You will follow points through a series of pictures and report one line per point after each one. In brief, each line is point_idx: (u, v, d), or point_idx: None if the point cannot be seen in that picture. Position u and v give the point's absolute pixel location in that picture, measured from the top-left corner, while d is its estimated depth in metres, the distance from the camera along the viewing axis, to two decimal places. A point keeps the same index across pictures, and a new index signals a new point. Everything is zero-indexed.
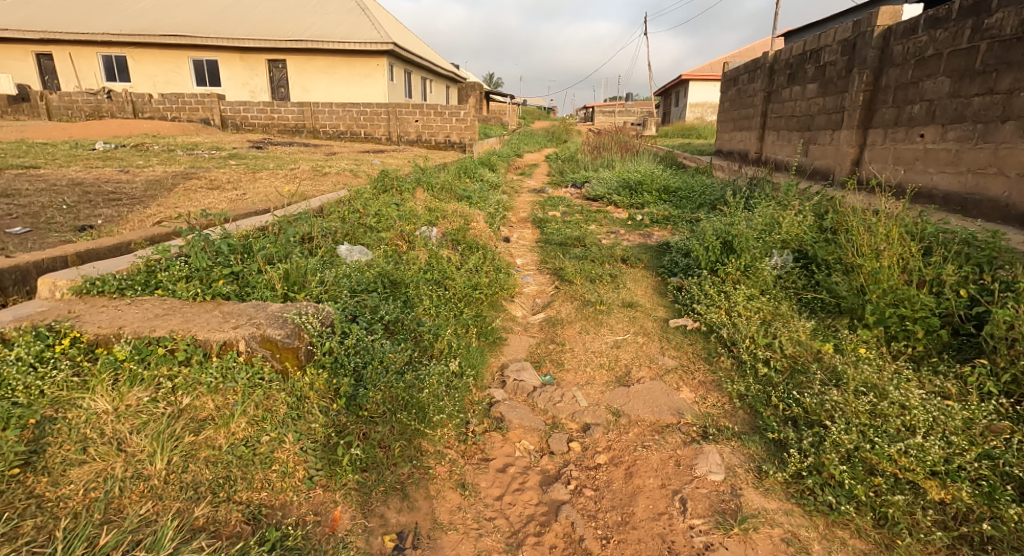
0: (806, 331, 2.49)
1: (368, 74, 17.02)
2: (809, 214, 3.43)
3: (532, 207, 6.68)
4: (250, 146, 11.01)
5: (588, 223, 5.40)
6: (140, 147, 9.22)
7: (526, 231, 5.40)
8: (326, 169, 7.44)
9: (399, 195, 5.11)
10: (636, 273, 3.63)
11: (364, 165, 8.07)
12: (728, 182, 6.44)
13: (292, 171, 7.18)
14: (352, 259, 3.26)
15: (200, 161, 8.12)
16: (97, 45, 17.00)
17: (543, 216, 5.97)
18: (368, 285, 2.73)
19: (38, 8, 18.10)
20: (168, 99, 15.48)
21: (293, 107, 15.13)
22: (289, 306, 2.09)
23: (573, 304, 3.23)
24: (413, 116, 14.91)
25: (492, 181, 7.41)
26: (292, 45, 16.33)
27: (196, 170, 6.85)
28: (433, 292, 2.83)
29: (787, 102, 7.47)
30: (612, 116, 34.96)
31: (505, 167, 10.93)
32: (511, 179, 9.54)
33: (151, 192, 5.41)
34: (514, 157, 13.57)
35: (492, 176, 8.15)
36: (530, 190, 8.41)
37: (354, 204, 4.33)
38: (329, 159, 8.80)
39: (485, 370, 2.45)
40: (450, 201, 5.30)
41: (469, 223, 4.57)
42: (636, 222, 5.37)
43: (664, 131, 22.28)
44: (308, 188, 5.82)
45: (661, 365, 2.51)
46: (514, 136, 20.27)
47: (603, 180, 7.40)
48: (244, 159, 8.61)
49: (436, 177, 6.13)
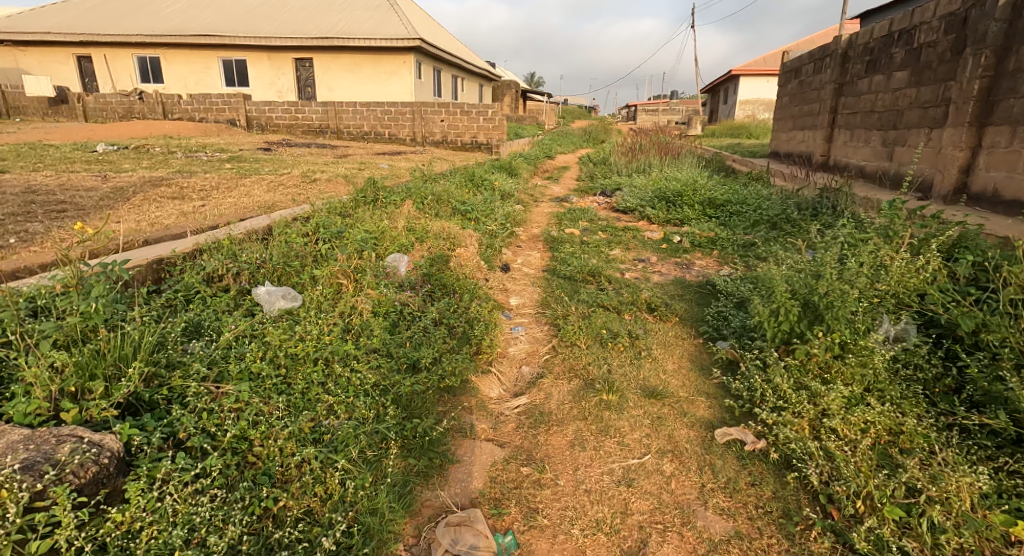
0: (971, 491, 1.38)
1: (395, 72, 16.44)
2: (934, 254, 2.28)
3: (549, 221, 5.69)
4: (263, 149, 10.46)
5: (609, 246, 4.35)
6: (142, 150, 8.78)
7: (535, 254, 4.41)
8: (321, 174, 6.68)
9: (378, 211, 4.22)
10: (666, 332, 2.57)
11: (367, 170, 7.28)
12: (790, 193, 5.24)
13: (281, 177, 6.45)
14: (268, 311, 2.39)
15: (194, 165, 7.55)
16: (131, 47, 17.09)
17: (558, 234, 4.96)
18: (243, 368, 1.80)
19: (80, 12, 18.41)
20: (195, 100, 15.33)
21: (317, 107, 14.67)
22: (22, 440, 1.17)
23: (569, 384, 2.22)
24: (438, 115, 14.12)
25: (505, 189, 6.45)
26: (318, 42, 15.91)
27: (179, 177, 6.22)
28: (350, 377, 1.89)
29: (865, 94, 6.15)
30: (655, 115, 33.38)
31: (530, 171, 9.96)
32: (533, 185, 8.58)
33: (107, 203, 4.75)
34: (543, 160, 12.59)
35: (508, 183, 7.20)
36: (552, 199, 7.40)
37: (309, 225, 3.47)
38: (334, 163, 8.06)
39: (403, 531, 1.48)
40: (443, 218, 4.38)
41: (454, 249, 3.63)
42: (672, 246, 4.29)
43: (711, 131, 20.71)
44: (285, 198, 5.03)
45: (699, 531, 1.46)
46: (548, 136, 19.24)
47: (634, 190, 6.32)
48: (244, 163, 7.98)
49: (433, 186, 5.24)
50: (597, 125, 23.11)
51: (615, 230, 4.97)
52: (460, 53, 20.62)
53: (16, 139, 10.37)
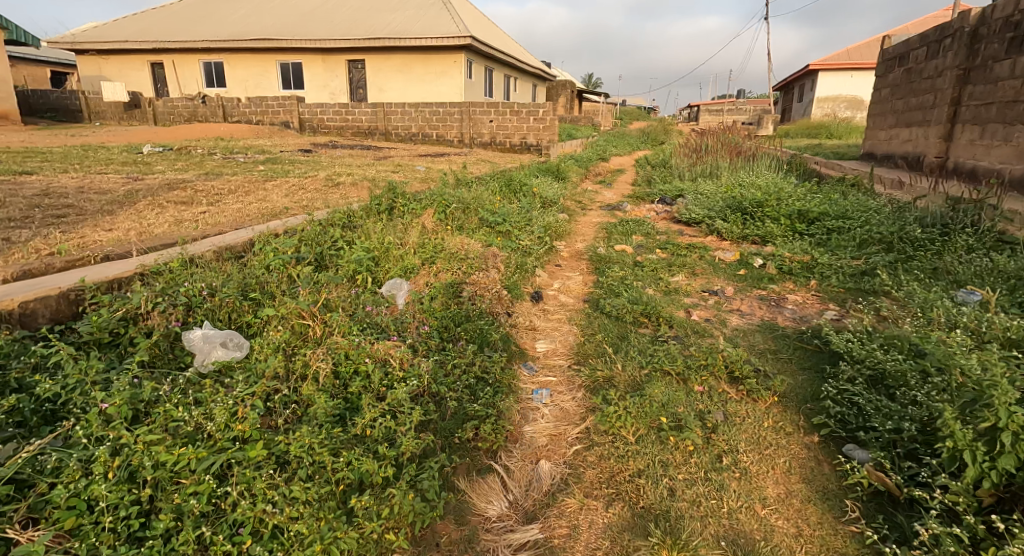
0: None
1: (445, 72, 16.05)
2: None
3: (596, 234, 4.87)
4: (305, 151, 10.23)
5: (670, 270, 3.48)
6: (185, 151, 8.68)
7: (575, 277, 3.62)
8: (349, 177, 6.17)
9: (389, 223, 3.58)
10: (758, 423, 1.72)
11: (400, 174, 6.73)
12: (906, 204, 4.16)
13: (307, 180, 5.99)
14: (201, 369, 1.78)
15: (227, 166, 7.28)
16: (197, 53, 17.68)
17: (606, 251, 4.14)
18: (77, 491, 1.12)
19: (154, 20, 19.29)
20: (253, 102, 15.56)
21: (366, 108, 14.47)
22: None
23: (608, 515, 1.42)
24: (487, 115, 13.52)
25: (548, 195, 5.68)
26: (370, 43, 15.77)
27: (202, 179, 5.88)
28: (248, 513, 1.17)
29: (1004, 81, 4.89)
30: (719, 115, 31.55)
31: (580, 175, 9.12)
32: (583, 190, 7.76)
33: (112, 206, 4.39)
34: (596, 162, 11.69)
35: (553, 188, 6.41)
36: (601, 207, 6.53)
37: (297, 239, 2.86)
38: (369, 166, 7.57)
39: None
40: (467, 232, 3.69)
41: (471, 274, 2.91)
42: (751, 272, 3.37)
43: (784, 131, 18.97)
44: (298, 204, 4.50)
45: None
46: (604, 137, 18.23)
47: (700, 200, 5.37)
48: (277, 165, 7.65)
49: (463, 192, 4.56)
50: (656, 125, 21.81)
51: (677, 248, 4.07)
52: (513, 52, 20.02)
53: (79, 141, 10.67)
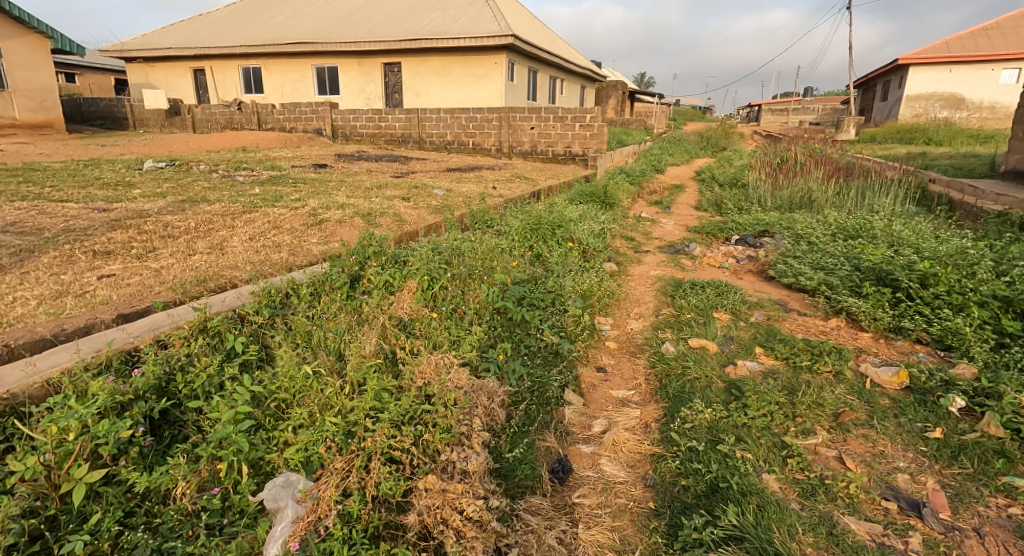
0: None
1: (485, 75, 14.88)
2: None
3: (658, 305, 3.47)
4: (322, 164, 9.20)
5: (795, 411, 2.02)
6: (188, 167, 7.79)
7: (628, 416, 2.22)
8: (345, 207, 5.00)
9: (334, 326, 2.30)
10: None
11: (410, 204, 5.50)
12: None
13: (294, 212, 4.87)
14: None
15: (221, 189, 6.28)
16: (236, 59, 17.29)
17: (674, 348, 2.76)
18: None
19: (197, 26, 19.09)
20: (287, 109, 14.88)
21: (400, 115, 13.47)
22: None
23: None
24: (528, 122, 12.19)
25: (591, 240, 4.29)
26: (407, 45, 14.79)
27: (171, 211, 4.83)
28: None
29: None
30: (785, 117, 29.02)
31: (631, 197, 7.65)
32: (636, 219, 6.32)
33: (12, 257, 3.32)
34: (651, 176, 10.16)
35: (598, 225, 5.00)
36: (661, 249, 5.07)
37: (129, 387, 1.58)
38: (379, 190, 6.39)
39: None
40: (458, 331, 2.37)
41: (436, 459, 1.59)
42: (955, 434, 1.87)
43: (868, 135, 16.63)
44: (252, 262, 3.33)
45: None
46: (658, 144, 16.55)
47: (805, 257, 3.83)
48: (277, 187, 6.60)
49: (469, 248, 3.27)
50: (717, 128, 19.77)
51: (792, 350, 2.59)
52: (559, 50, 18.57)
53: (98, 153, 10.07)
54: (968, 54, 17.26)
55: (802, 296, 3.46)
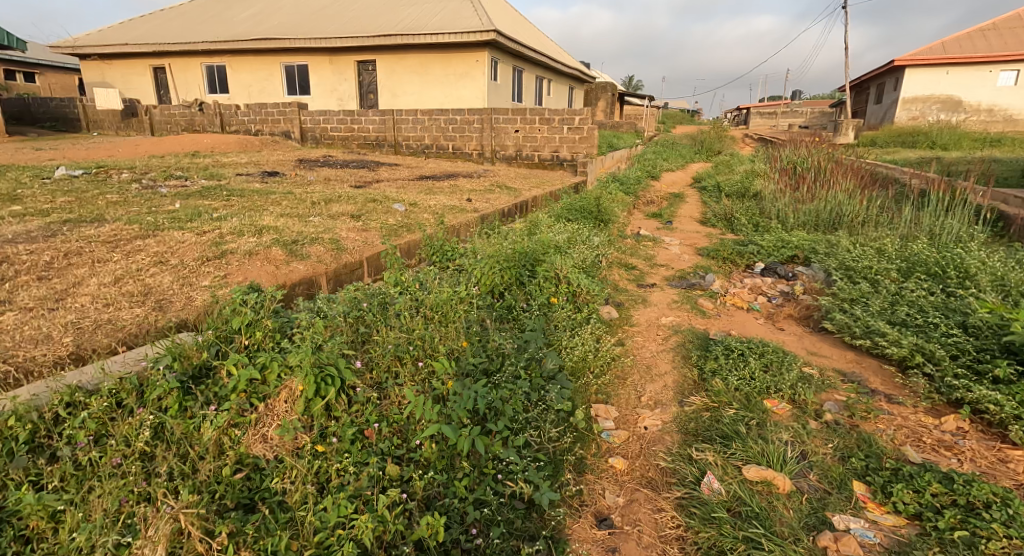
0: None
1: (466, 74, 13.82)
2: None
3: (681, 384, 2.44)
4: (273, 172, 8.02)
5: None
6: (107, 177, 6.57)
7: None
8: (267, 230, 3.89)
9: (106, 505, 1.23)
10: None
11: (358, 225, 4.40)
12: None
13: (198, 238, 3.74)
14: None
15: (129, 204, 5.11)
16: (198, 56, 16.02)
17: (723, 482, 1.72)
18: None
19: (158, 21, 17.72)
20: (252, 110, 13.64)
21: (373, 116, 12.34)
22: None
23: None
24: (512, 124, 11.15)
25: (586, 279, 3.24)
26: (382, 41, 13.66)
27: (34, 238, 3.67)
28: None
29: None
30: (776, 120, 28.35)
31: (627, 212, 6.64)
32: (637, 240, 5.30)
33: None
34: (646, 184, 9.16)
35: (592, 253, 3.95)
36: (670, 282, 4.05)
37: None
38: (326, 206, 5.26)
39: None
40: (348, 501, 1.33)
41: None
42: None
43: (867, 139, 15.79)
44: (80, 331, 2.21)
45: None
46: (650, 148, 15.59)
47: (876, 308, 2.83)
48: (203, 200, 5.44)
49: (406, 310, 2.21)
50: (710, 130, 18.91)
51: (923, 499, 1.57)
52: (545, 49, 17.56)
53: (20, 158, 8.75)
54: (967, 54, 16.55)
55: (883, 370, 2.45)
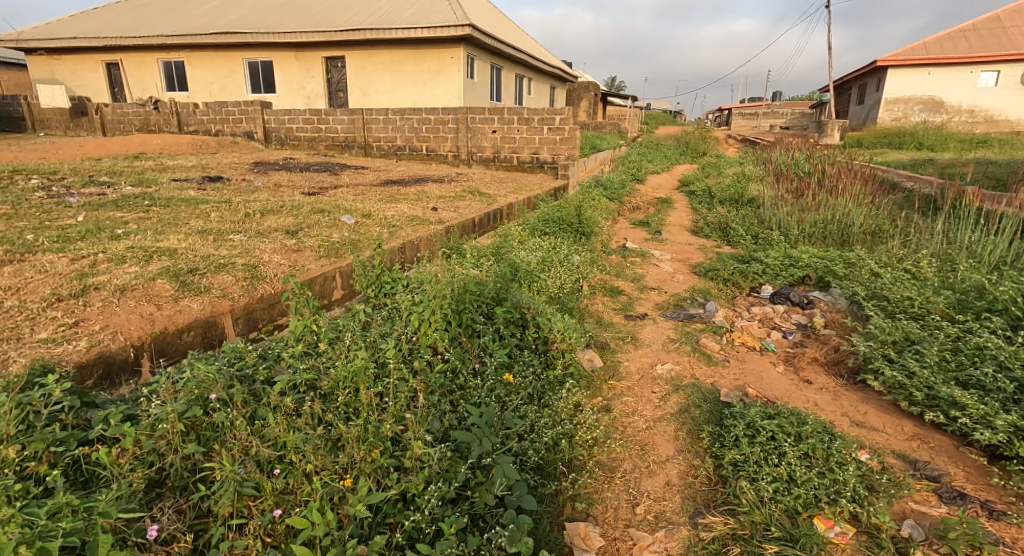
0: None
1: (440, 71, 13.05)
2: None
3: (694, 486, 1.73)
4: (216, 177, 7.15)
5: None
6: (11, 184, 5.65)
7: None
8: (163, 254, 3.08)
9: None
10: None
11: (286, 244, 3.62)
12: None
13: (70, 264, 2.93)
14: None
15: (16, 217, 4.24)
16: (154, 51, 14.97)
17: None
18: None
19: (111, 14, 16.57)
20: (211, 109, 12.69)
21: (342, 116, 11.51)
22: None
23: None
24: (488, 124, 10.43)
25: (561, 318, 2.53)
26: (350, 35, 12.82)
27: None
28: None
29: None
30: (758, 120, 28.05)
31: (611, 221, 5.95)
32: (624, 256, 4.62)
33: None
34: (631, 189, 8.50)
35: (571, 278, 3.24)
36: (665, 312, 3.36)
37: None
38: (260, 219, 4.46)
39: None
40: None
41: None
42: None
43: (853, 140, 15.36)
44: None
45: None
46: (633, 148, 14.97)
47: (938, 362, 2.17)
48: (114, 212, 4.60)
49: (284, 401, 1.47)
50: (695, 131, 18.38)
51: None
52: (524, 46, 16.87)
53: None
54: (947, 54, 16.25)
55: (966, 458, 1.79)
